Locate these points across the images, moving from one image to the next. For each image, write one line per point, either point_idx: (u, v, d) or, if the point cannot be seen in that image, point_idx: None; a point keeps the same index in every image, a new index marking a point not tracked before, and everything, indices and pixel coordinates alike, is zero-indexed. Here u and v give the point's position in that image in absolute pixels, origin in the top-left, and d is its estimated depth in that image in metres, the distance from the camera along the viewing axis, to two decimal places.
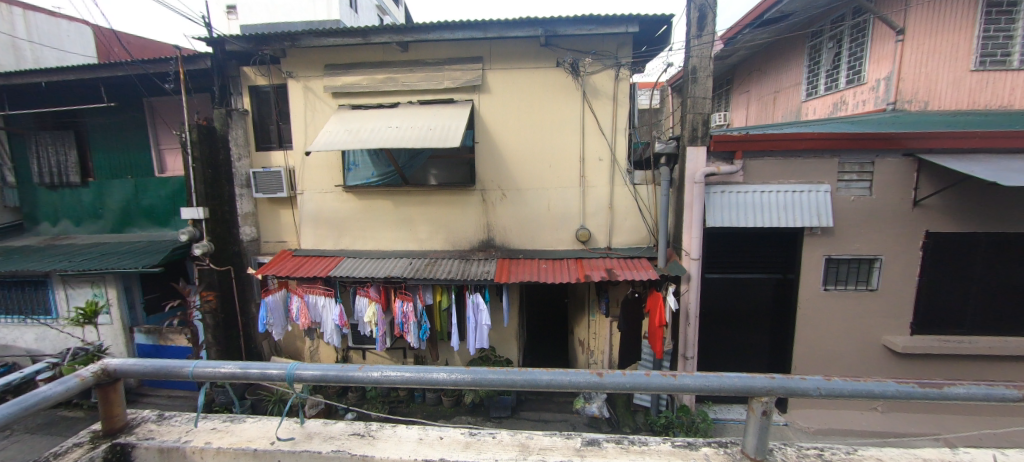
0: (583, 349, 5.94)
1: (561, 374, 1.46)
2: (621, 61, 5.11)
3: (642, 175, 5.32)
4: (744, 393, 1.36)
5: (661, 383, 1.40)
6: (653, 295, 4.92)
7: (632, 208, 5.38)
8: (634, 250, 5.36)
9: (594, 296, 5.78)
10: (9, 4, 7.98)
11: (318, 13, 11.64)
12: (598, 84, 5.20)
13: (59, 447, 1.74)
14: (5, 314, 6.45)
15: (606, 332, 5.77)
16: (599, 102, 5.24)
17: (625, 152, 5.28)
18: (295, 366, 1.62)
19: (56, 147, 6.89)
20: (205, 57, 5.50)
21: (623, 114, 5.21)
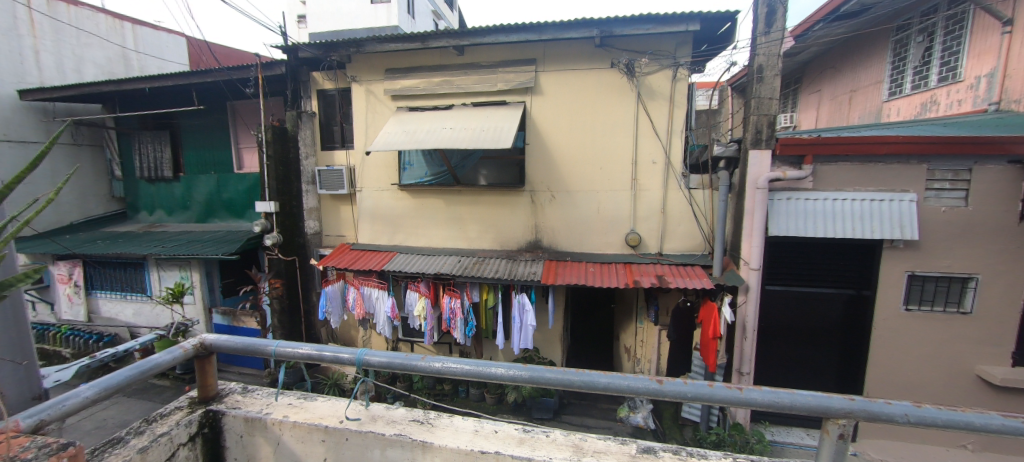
0: (629, 356, 5.90)
1: (619, 378, 1.43)
2: (679, 60, 4.94)
3: (698, 179, 5.10)
4: (818, 414, 1.25)
5: (725, 395, 1.33)
6: (709, 305, 4.71)
7: (687, 214, 5.16)
8: (687, 257, 5.15)
9: (642, 303, 5.70)
10: (122, 19, 9.11)
11: (379, 20, 12.28)
12: (654, 85, 5.05)
13: (166, 408, 1.96)
14: (110, 291, 7.36)
15: (654, 340, 5.64)
16: (655, 103, 5.09)
17: (681, 155, 5.08)
18: (364, 352, 1.71)
19: (155, 145, 7.77)
20: (281, 63, 5.97)
21: (680, 115, 5.03)
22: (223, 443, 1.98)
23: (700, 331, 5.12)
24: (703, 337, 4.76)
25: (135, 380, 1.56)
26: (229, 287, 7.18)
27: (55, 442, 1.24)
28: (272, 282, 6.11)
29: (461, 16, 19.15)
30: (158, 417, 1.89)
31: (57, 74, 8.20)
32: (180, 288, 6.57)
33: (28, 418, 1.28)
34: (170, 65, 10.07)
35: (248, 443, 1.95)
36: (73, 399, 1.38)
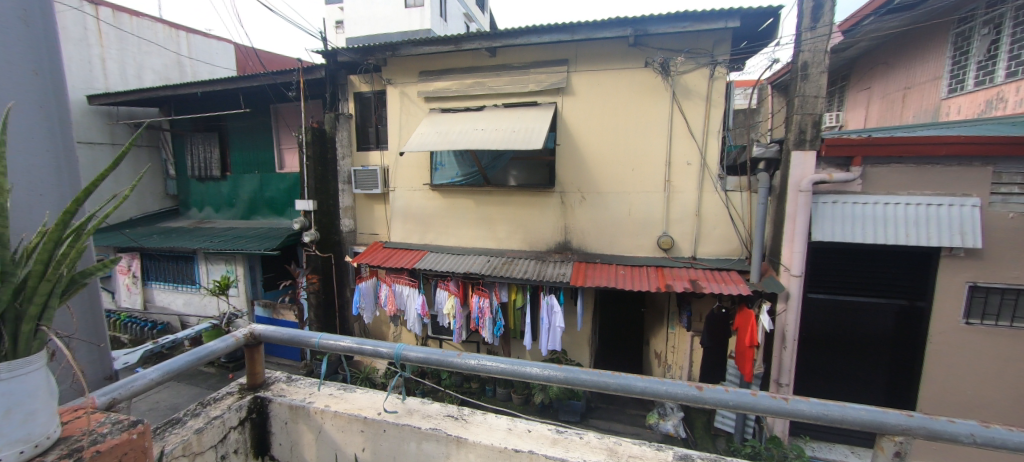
0: (659, 362, 5.85)
1: (657, 383, 1.39)
2: (717, 59, 4.81)
3: (735, 181, 4.92)
4: (872, 430, 1.18)
5: (770, 405, 1.26)
6: (744, 312, 4.56)
7: (723, 217, 4.99)
8: (723, 262, 4.98)
9: (674, 309, 5.62)
10: (178, 29, 9.79)
11: (412, 24, 12.64)
12: (689, 84, 4.93)
13: (219, 393, 2.07)
14: (163, 282, 7.88)
15: (686, 346, 5.54)
16: (690, 103, 4.96)
17: (718, 156, 4.92)
18: (402, 347, 1.76)
19: (205, 146, 8.27)
20: (321, 67, 6.23)
21: (717, 115, 4.88)
22: (269, 429, 2.06)
23: (735, 339, 4.98)
24: (739, 345, 4.61)
25: (193, 366, 1.66)
26: (270, 281, 7.55)
27: (125, 419, 1.29)
28: (309, 278, 6.38)
29: (490, 18, 19.35)
30: (212, 402, 1.99)
31: (121, 80, 8.87)
32: (225, 281, 6.96)
33: (102, 395, 1.39)
34: (219, 70, 10.75)
35: (292, 430, 2.02)
36: (139, 382, 1.50)
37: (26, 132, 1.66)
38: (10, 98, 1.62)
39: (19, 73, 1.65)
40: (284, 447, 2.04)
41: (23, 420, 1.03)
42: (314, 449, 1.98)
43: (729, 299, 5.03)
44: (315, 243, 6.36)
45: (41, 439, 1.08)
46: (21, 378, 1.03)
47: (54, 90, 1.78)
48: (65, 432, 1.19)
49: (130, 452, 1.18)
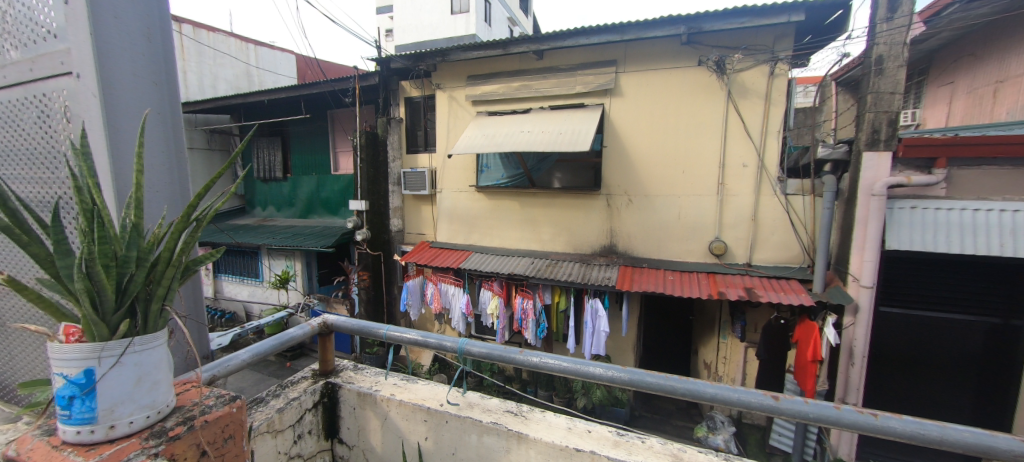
0: (709, 372, 5.81)
1: (727, 390, 1.32)
2: (779, 55, 4.64)
3: (796, 185, 4.71)
4: (979, 454, 1.07)
5: (856, 421, 1.16)
6: (806, 324, 4.45)
7: (782, 222, 4.81)
8: (781, 270, 4.79)
9: (727, 319, 5.55)
10: (248, 42, 10.80)
11: (458, 29, 13.11)
12: (747, 82, 4.80)
13: (295, 376, 2.21)
14: (230, 274, 8.55)
15: (739, 358, 5.45)
16: (747, 102, 4.83)
17: (778, 158, 4.74)
18: (465, 341, 1.73)
19: (270, 149, 8.83)
20: (375, 74, 6.59)
21: (777, 114, 4.71)
22: (338, 414, 2.16)
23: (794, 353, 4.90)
24: (799, 359, 4.49)
25: (276, 350, 1.72)
26: (325, 276, 8.00)
27: (227, 394, 1.30)
28: (361, 275, 6.83)
29: (534, 22, 19.60)
30: (289, 384, 2.13)
31: (199, 90, 9.69)
32: (286, 275, 7.51)
33: (205, 371, 1.42)
34: (283, 78, 11.87)
35: (360, 416, 2.11)
36: (233, 361, 1.56)
37: (155, 139, 1.66)
38: (144, 105, 1.61)
39: (144, 80, 1.60)
40: (352, 431, 2.14)
41: (150, 388, 1.01)
42: (379, 436, 2.06)
43: (788, 310, 4.87)
44: (367, 241, 6.76)
45: (163, 406, 1.07)
46: (151, 350, 1.00)
47: (166, 104, 1.71)
48: (178, 402, 1.18)
49: (230, 425, 1.18)
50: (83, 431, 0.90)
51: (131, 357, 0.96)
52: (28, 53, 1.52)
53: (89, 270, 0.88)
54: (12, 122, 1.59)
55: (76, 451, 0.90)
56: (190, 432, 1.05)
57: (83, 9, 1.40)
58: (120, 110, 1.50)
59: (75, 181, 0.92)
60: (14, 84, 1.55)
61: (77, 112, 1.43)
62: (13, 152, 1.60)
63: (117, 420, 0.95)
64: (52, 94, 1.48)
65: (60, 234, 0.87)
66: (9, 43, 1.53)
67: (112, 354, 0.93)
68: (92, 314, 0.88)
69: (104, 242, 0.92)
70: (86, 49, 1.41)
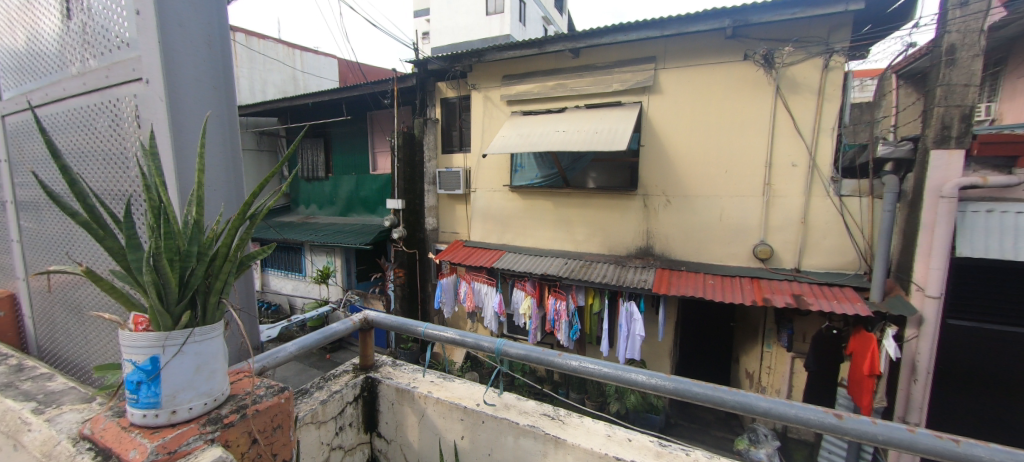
0: (751, 383, 5.49)
1: (784, 405, 1.17)
2: (834, 47, 4.34)
3: (852, 185, 4.41)
4: None
5: (938, 449, 1.00)
6: (863, 335, 4.20)
7: (835, 225, 4.52)
8: (834, 276, 4.50)
9: (771, 326, 5.20)
10: (294, 48, 11.47)
11: (492, 31, 13.27)
12: (798, 77, 4.52)
13: (337, 370, 2.27)
14: (276, 269, 9.07)
15: (786, 368, 5.10)
16: (798, 98, 4.55)
17: (832, 157, 4.44)
18: (502, 342, 1.66)
19: (313, 150, 9.28)
20: (413, 76, 6.76)
21: (832, 111, 4.42)
22: (378, 408, 2.20)
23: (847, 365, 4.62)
24: (854, 373, 4.25)
25: (320, 344, 1.71)
26: (362, 273, 8.31)
27: (275, 384, 1.34)
28: (397, 271, 7.04)
29: (568, 22, 19.48)
30: (332, 377, 2.19)
31: (251, 94, 10.37)
32: (326, 271, 7.86)
33: (257, 361, 1.44)
34: (325, 81, 12.47)
35: (398, 411, 2.14)
36: (281, 353, 1.58)
37: (215, 142, 1.59)
38: (206, 107, 1.54)
39: (206, 82, 1.53)
40: (390, 426, 2.18)
41: (208, 376, 1.05)
42: (417, 432, 2.07)
43: (841, 320, 4.61)
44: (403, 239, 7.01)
45: (219, 394, 1.10)
46: (210, 340, 1.04)
47: (225, 110, 1.63)
48: (230, 391, 1.23)
49: (279, 415, 1.23)
50: (149, 415, 0.95)
51: (192, 346, 0.99)
52: (98, 60, 1.47)
53: (156, 263, 0.91)
54: (84, 129, 1.56)
55: (142, 433, 0.95)
56: (242, 420, 1.09)
57: (152, 18, 1.34)
58: (184, 115, 1.44)
59: (145, 180, 0.94)
60: (84, 91, 1.52)
61: (144, 119, 1.38)
62: (83, 158, 1.58)
63: (178, 406, 0.99)
64: (122, 100, 1.43)
65: (131, 230, 0.89)
66: (84, 50, 1.48)
67: (175, 343, 0.96)
68: (158, 305, 0.91)
69: (170, 238, 0.94)
70: (153, 53, 1.35)
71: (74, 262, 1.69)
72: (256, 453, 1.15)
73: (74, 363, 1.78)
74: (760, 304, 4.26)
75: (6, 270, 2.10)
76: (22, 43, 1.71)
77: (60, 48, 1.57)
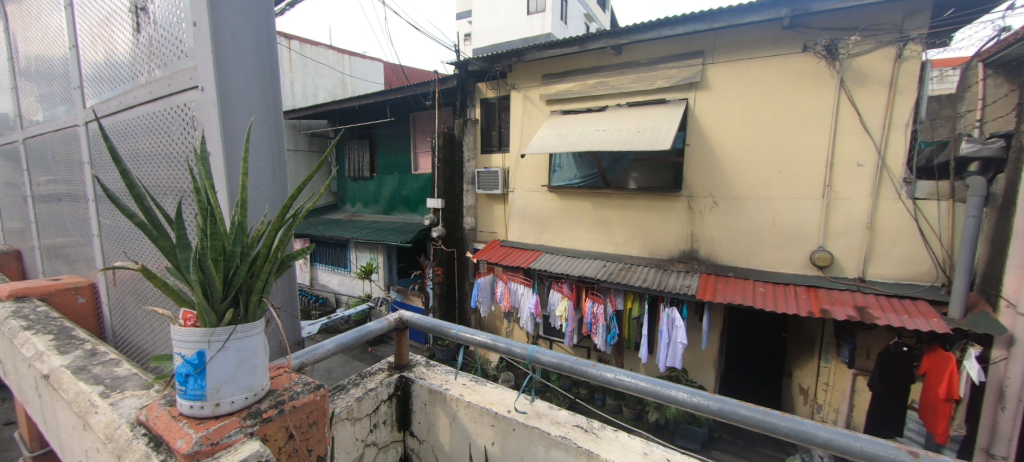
0: (805, 399, 5.13)
1: (848, 436, 1.00)
2: (909, 34, 3.94)
3: (929, 187, 4.01)
4: None
5: None
6: (938, 355, 3.93)
7: (907, 230, 4.13)
8: (905, 287, 4.11)
9: (830, 340, 4.82)
10: (343, 54, 12.13)
11: (534, 29, 13.23)
12: (866, 68, 4.17)
13: (373, 367, 2.33)
14: (325, 264, 9.63)
15: (846, 386, 4.68)
16: (865, 91, 4.20)
17: (906, 155, 4.06)
18: (534, 349, 1.58)
19: (359, 151, 9.75)
20: (453, 78, 6.86)
21: (905, 105, 4.03)
22: (411, 408, 2.22)
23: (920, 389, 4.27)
24: (926, 395, 3.98)
25: (357, 343, 1.75)
26: (403, 270, 8.63)
27: (311, 382, 1.37)
28: (436, 270, 7.22)
29: (611, 17, 19.01)
30: (367, 375, 2.24)
31: (304, 98, 11.09)
32: (370, 267, 8.23)
33: (295, 358, 1.49)
34: (370, 84, 13.09)
35: (430, 412, 2.15)
36: (319, 351, 1.62)
37: (258, 146, 1.65)
38: (250, 113, 1.60)
39: (254, 88, 1.61)
40: (422, 426, 2.19)
41: (248, 372, 1.09)
42: (448, 434, 2.06)
43: (913, 337, 4.32)
44: (443, 238, 7.17)
45: (259, 389, 1.13)
46: (251, 337, 1.07)
47: (271, 114, 1.70)
48: (271, 386, 1.27)
49: (314, 412, 1.26)
50: (195, 406, 0.99)
51: (234, 342, 1.02)
52: (162, 69, 1.58)
53: (201, 263, 0.95)
54: (150, 133, 1.70)
55: (190, 423, 0.99)
56: (280, 416, 1.12)
57: (205, 28, 1.41)
58: (232, 119, 1.51)
59: (195, 183, 0.98)
60: (151, 98, 1.65)
61: (199, 123, 1.47)
62: (150, 161, 1.73)
63: (222, 399, 1.03)
64: (181, 107, 1.54)
65: (181, 229, 0.93)
66: (150, 61, 1.60)
67: (220, 339, 0.99)
68: (204, 303, 0.95)
69: (215, 237, 0.99)
70: (207, 62, 1.42)
71: (144, 261, 1.86)
72: (293, 449, 1.18)
73: (141, 346, 1.97)
74: (816, 316, 3.98)
75: (88, 261, 2.35)
76: (101, 57, 1.90)
77: (133, 61, 1.72)
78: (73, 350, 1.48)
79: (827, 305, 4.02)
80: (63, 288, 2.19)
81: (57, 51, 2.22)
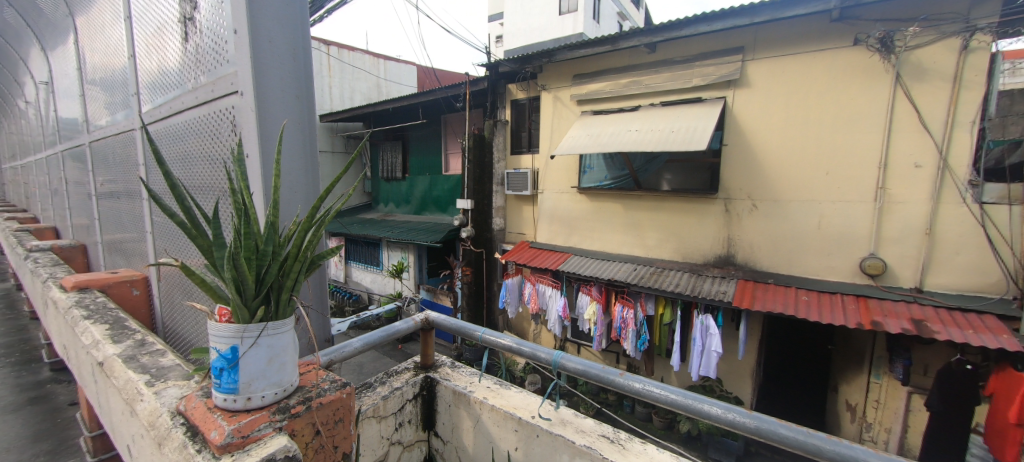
0: (853, 416, 4.78)
1: None
2: (977, 23, 3.56)
3: (999, 191, 3.58)
4: None
5: None
6: (1007, 375, 3.52)
7: (974, 239, 3.69)
8: (968, 300, 3.67)
9: (882, 354, 4.44)
10: (379, 58, 12.57)
11: (565, 29, 13.10)
12: (925, 61, 3.81)
13: (400, 366, 2.36)
14: (359, 261, 10.00)
15: (899, 405, 4.33)
16: (926, 86, 3.83)
17: (971, 155, 3.65)
18: (560, 355, 1.52)
19: (392, 152, 10.06)
20: (484, 80, 6.90)
21: (972, 100, 3.64)
22: (436, 408, 2.23)
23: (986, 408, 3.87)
24: (994, 419, 3.66)
25: (383, 342, 1.76)
26: (433, 269, 8.80)
27: (338, 380, 1.38)
28: (465, 270, 7.29)
29: (646, 14, 18.50)
30: (394, 373, 2.28)
31: (342, 102, 11.59)
32: (401, 265, 8.46)
33: (323, 355, 1.52)
34: (404, 87, 13.48)
35: (454, 413, 2.14)
36: (347, 349, 1.64)
37: (293, 147, 1.72)
38: (284, 116, 1.66)
39: (291, 92, 1.68)
40: (447, 427, 2.19)
41: (279, 368, 1.11)
42: (472, 437, 2.05)
43: (977, 354, 3.81)
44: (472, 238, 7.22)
45: (288, 385, 1.16)
46: (281, 334, 1.09)
47: (306, 118, 1.76)
48: (300, 382, 1.30)
49: (341, 409, 1.27)
50: (228, 399, 1.02)
51: (265, 339, 1.04)
52: (207, 76, 1.68)
53: (236, 261, 0.98)
54: (196, 136, 1.82)
55: (223, 416, 1.03)
56: (308, 413, 1.14)
57: (247, 38, 1.49)
58: (269, 122, 1.58)
59: (231, 183, 1.01)
60: (197, 104, 1.75)
61: (239, 126, 1.55)
62: (195, 161, 1.85)
63: (253, 393, 1.05)
64: (222, 111, 1.62)
65: (218, 228, 0.97)
66: (196, 68, 1.71)
67: (252, 335, 1.02)
68: (237, 300, 0.98)
69: (249, 236, 1.02)
70: (246, 68, 1.49)
71: (189, 258, 2.00)
72: (319, 445, 1.20)
73: (188, 338, 2.11)
74: (866, 328, 3.65)
75: (143, 256, 2.55)
76: (155, 66, 2.05)
77: (181, 69, 1.83)
78: (125, 339, 1.60)
79: (879, 317, 3.66)
80: (119, 281, 2.41)
81: (118, 61, 2.42)
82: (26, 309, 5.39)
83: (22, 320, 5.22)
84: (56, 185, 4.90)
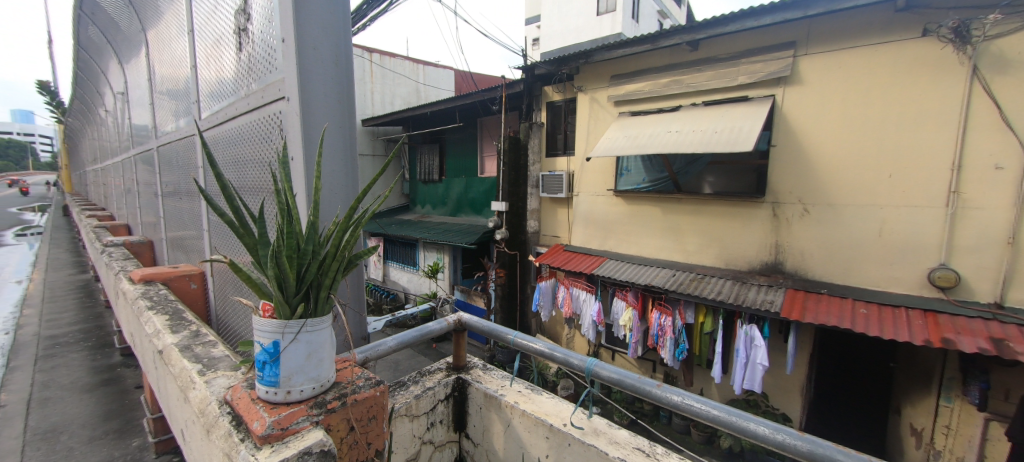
0: (919, 442, 4.22)
1: None
2: None
3: None
4: None
5: None
6: None
7: None
8: None
9: (954, 374, 3.88)
10: (417, 64, 13.02)
11: (603, 29, 12.85)
12: (1009, 51, 3.31)
13: (432, 366, 2.38)
14: (396, 261, 10.35)
15: (975, 432, 3.74)
16: (1009, 79, 3.34)
17: None
18: (593, 362, 1.44)
19: (430, 154, 10.32)
20: (520, 82, 6.89)
21: None
22: (468, 410, 2.22)
23: None
24: None
25: (417, 341, 1.77)
26: (467, 270, 8.92)
27: (372, 377, 1.40)
28: (499, 271, 7.32)
29: (688, 11, 17.77)
30: (427, 373, 2.30)
31: (383, 108, 12.10)
32: (436, 266, 8.66)
33: (360, 352, 1.56)
34: (441, 92, 13.84)
35: (485, 416, 2.12)
36: (381, 347, 1.67)
37: (334, 151, 1.78)
38: (326, 121, 1.72)
39: (333, 98, 1.74)
40: (477, 430, 2.17)
41: (316, 364, 1.14)
42: (503, 441, 2.01)
43: None
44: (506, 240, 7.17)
45: (325, 380, 1.19)
46: (319, 330, 1.11)
47: (347, 123, 1.83)
48: (337, 378, 1.32)
49: (374, 407, 1.28)
50: (270, 391, 1.06)
51: (304, 335, 1.07)
52: (258, 83, 1.79)
53: (278, 260, 1.02)
54: (246, 139, 1.95)
55: (265, 407, 1.06)
56: (343, 408, 1.15)
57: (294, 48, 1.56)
58: (312, 127, 1.64)
59: (277, 184, 1.05)
60: (249, 109, 1.86)
61: (285, 130, 1.63)
62: (244, 163, 1.99)
63: (292, 387, 1.08)
64: (270, 116, 1.72)
65: (262, 228, 1.01)
66: (248, 76, 1.83)
67: (292, 331, 1.05)
68: (278, 296, 1.01)
69: (292, 235, 1.05)
70: (293, 76, 1.57)
71: (237, 256, 2.14)
72: (353, 441, 1.22)
73: (236, 330, 2.25)
74: (935, 346, 3.21)
75: (199, 252, 2.77)
76: (213, 75, 2.22)
77: (236, 77, 1.96)
78: (182, 330, 1.72)
79: (951, 335, 3.21)
80: (179, 275, 2.63)
81: (183, 74, 2.65)
82: (103, 298, 6.08)
83: (100, 309, 5.89)
84: (131, 186, 5.48)
